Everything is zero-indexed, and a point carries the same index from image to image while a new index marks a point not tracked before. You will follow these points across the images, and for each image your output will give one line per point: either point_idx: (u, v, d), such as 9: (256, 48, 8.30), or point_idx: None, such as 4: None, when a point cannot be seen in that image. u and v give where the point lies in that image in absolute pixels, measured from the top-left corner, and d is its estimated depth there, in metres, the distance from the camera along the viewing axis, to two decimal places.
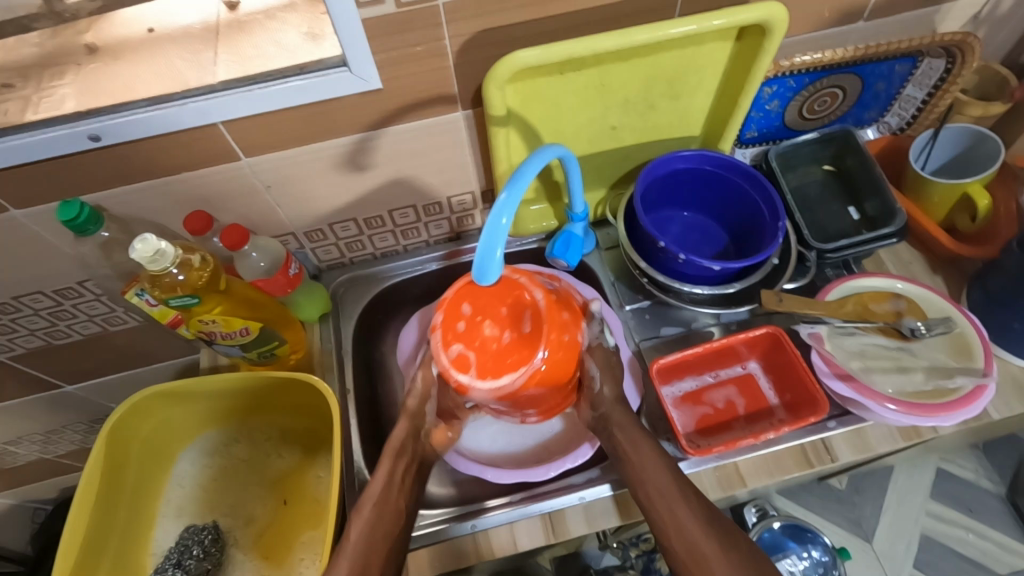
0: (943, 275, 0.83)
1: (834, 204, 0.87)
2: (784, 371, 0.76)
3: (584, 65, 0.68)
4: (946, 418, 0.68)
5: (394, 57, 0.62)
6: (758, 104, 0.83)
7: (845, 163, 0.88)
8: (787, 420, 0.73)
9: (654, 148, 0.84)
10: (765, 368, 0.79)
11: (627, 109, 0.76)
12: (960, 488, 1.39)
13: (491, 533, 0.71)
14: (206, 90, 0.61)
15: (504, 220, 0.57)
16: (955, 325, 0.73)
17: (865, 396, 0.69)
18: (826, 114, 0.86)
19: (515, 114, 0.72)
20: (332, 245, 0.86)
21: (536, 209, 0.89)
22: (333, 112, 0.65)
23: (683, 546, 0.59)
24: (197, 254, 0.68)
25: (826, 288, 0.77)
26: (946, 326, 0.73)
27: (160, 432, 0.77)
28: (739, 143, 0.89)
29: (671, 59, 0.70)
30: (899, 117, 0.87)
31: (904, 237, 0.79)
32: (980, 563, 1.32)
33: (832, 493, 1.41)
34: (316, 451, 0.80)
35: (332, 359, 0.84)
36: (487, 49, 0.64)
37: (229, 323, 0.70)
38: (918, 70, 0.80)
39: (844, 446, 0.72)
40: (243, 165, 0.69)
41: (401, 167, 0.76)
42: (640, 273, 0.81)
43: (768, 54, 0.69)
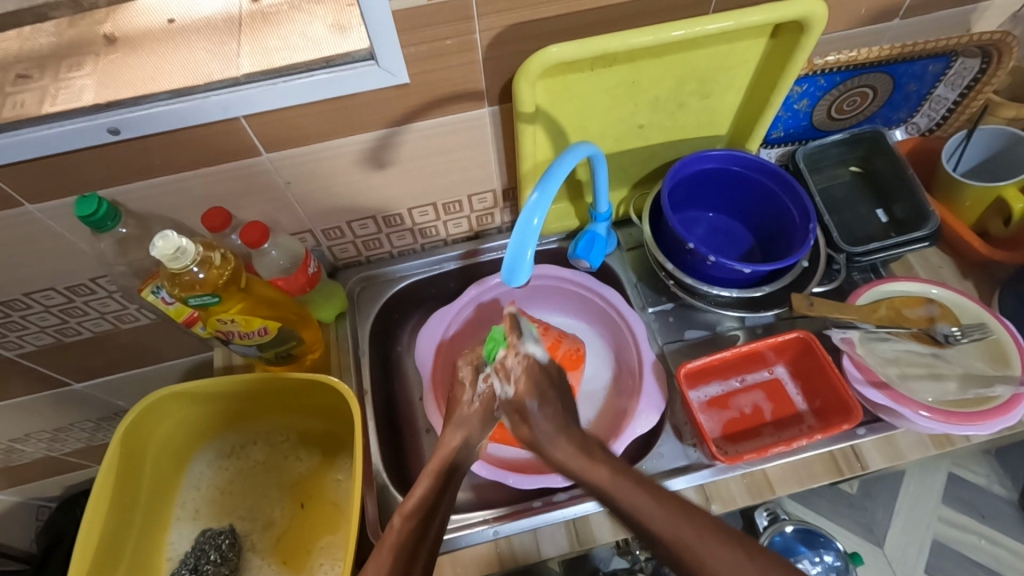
0: (972, 279, 0.82)
1: (862, 206, 0.85)
2: (814, 378, 0.74)
3: (615, 61, 0.66)
4: (983, 427, 0.66)
5: (423, 51, 0.60)
6: (786, 103, 0.81)
7: (874, 165, 0.86)
8: (817, 427, 0.72)
9: (679, 148, 0.83)
10: (792, 373, 0.77)
11: (656, 107, 0.74)
12: (973, 494, 1.37)
13: (513, 540, 0.70)
14: (228, 83, 0.59)
15: (536, 220, 0.56)
16: (990, 331, 0.72)
17: (901, 403, 0.68)
18: (855, 114, 0.85)
19: (543, 111, 0.70)
20: (350, 243, 0.85)
21: (556, 209, 0.88)
22: (358, 107, 0.64)
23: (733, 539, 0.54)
24: (218, 252, 0.66)
25: (855, 293, 0.75)
26: (981, 332, 0.72)
27: (175, 433, 0.75)
28: (764, 143, 0.88)
29: (704, 57, 0.69)
30: (928, 117, 0.86)
31: (936, 241, 0.78)
32: (992, 570, 1.30)
33: (843, 497, 1.40)
34: (335, 453, 0.79)
35: (350, 360, 0.83)
36: (518, 44, 0.62)
37: (248, 322, 0.69)
38: (951, 70, 0.79)
39: (875, 454, 0.70)
40: (264, 160, 0.67)
41: (423, 164, 0.74)
42: (666, 275, 0.79)
43: (803, 51, 0.67)
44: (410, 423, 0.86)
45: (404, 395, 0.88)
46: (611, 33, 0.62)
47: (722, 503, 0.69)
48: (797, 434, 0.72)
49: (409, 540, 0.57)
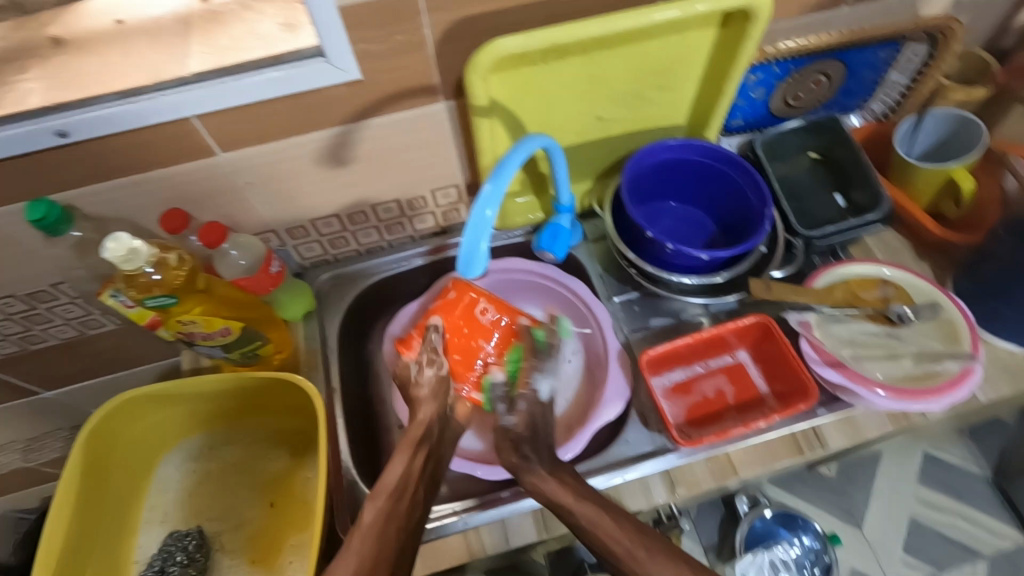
0: (929, 261, 0.83)
1: (822, 193, 0.86)
2: (775, 362, 0.76)
3: (568, 53, 0.67)
4: (936, 402, 0.68)
5: (375, 47, 0.60)
6: (743, 92, 0.82)
7: (833, 154, 0.87)
8: (777, 409, 0.73)
9: (640, 139, 0.83)
10: (755, 358, 0.79)
11: (614, 99, 0.75)
12: (948, 473, 1.41)
13: (483, 530, 0.71)
14: (177, 82, 0.59)
15: (489, 212, 0.57)
16: (943, 310, 0.74)
17: (855, 382, 0.69)
18: (811, 101, 0.86)
19: (499, 104, 0.71)
20: (316, 242, 0.85)
21: (522, 202, 0.88)
22: (314, 104, 0.64)
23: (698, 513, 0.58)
24: (174, 253, 0.66)
25: (812, 276, 0.77)
26: (932, 312, 0.74)
27: (142, 436, 0.75)
28: (724, 131, 0.89)
29: (656, 47, 0.69)
30: (883, 103, 0.87)
31: (891, 223, 0.80)
32: (967, 547, 1.33)
33: (823, 481, 1.42)
34: (305, 451, 0.78)
35: (319, 358, 0.83)
36: (469, 38, 0.63)
37: (210, 323, 0.69)
38: (902, 55, 0.81)
39: (834, 433, 0.72)
40: (220, 160, 0.67)
41: (384, 160, 0.75)
42: (628, 263, 0.80)
43: (751, 40, 0.68)
44: (382, 421, 0.86)
45: (377, 392, 0.88)
46: (560, 25, 0.63)
47: (687, 488, 0.70)
48: (757, 416, 0.73)
49: (383, 521, 0.58)
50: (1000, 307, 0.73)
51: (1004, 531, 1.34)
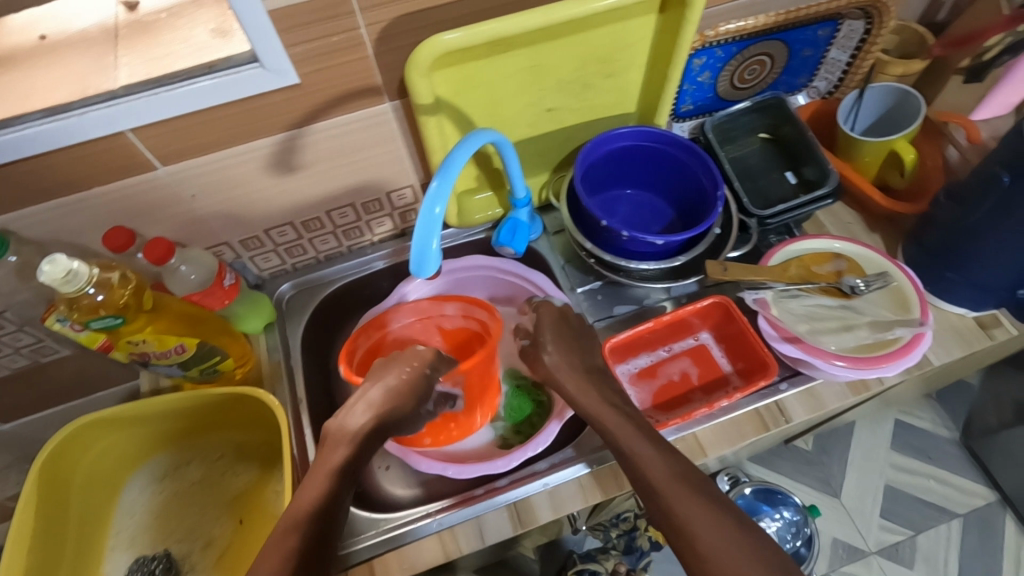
0: (881, 232, 0.85)
1: (773, 171, 0.88)
2: (736, 340, 0.77)
3: (510, 46, 0.67)
4: (889, 368, 0.71)
5: (311, 49, 0.59)
6: (689, 77, 0.83)
7: (781, 131, 0.88)
8: (741, 387, 0.74)
9: (592, 128, 0.84)
10: (717, 338, 0.80)
11: (561, 90, 0.75)
12: (919, 438, 1.45)
13: (457, 530, 0.70)
14: (106, 96, 0.57)
15: (437, 209, 0.57)
16: (892, 279, 0.76)
17: (813, 355, 0.71)
18: (757, 82, 0.87)
19: (446, 102, 0.70)
20: (271, 252, 0.83)
21: (481, 198, 0.87)
22: (254, 111, 0.63)
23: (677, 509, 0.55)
24: (116, 272, 0.65)
25: (769, 253, 0.78)
26: (883, 281, 0.75)
27: (101, 462, 0.73)
28: (675, 117, 0.90)
29: (598, 36, 0.70)
30: (827, 81, 0.89)
31: (840, 197, 0.81)
32: (942, 508, 1.38)
33: (800, 454, 1.45)
34: (273, 464, 0.77)
35: (283, 370, 0.81)
36: (408, 36, 0.62)
37: (162, 341, 0.67)
38: (841, 33, 0.82)
39: (798, 406, 0.73)
40: (161, 174, 0.65)
41: (333, 164, 0.74)
42: (587, 254, 0.80)
43: (690, 24, 0.69)
44: None
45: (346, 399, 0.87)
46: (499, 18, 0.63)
47: None
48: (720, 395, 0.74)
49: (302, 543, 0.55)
50: (948, 273, 0.74)
51: (975, 490, 1.39)
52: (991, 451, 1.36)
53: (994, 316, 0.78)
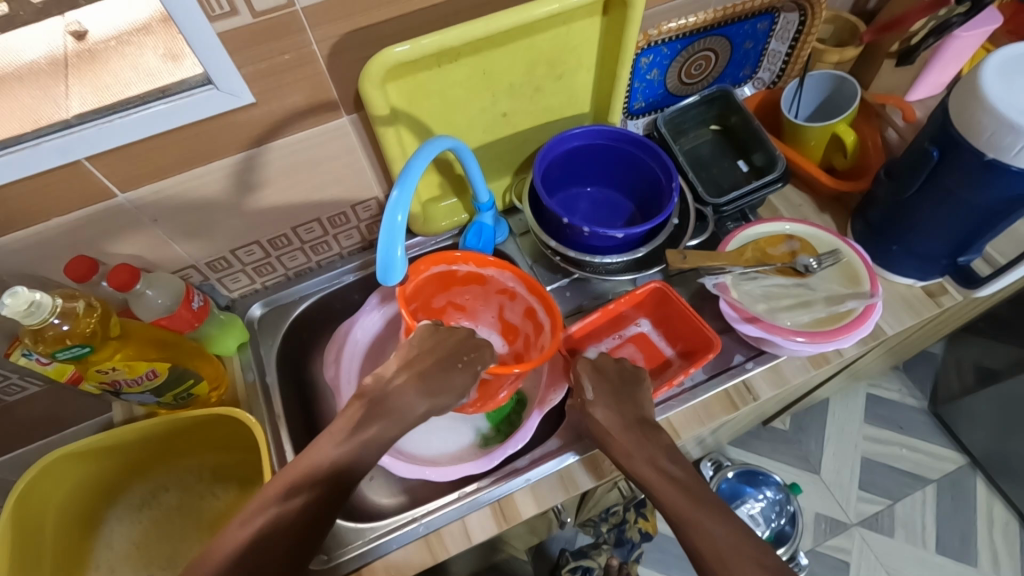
0: (830, 212, 0.89)
1: (725, 160, 0.91)
2: (673, 322, 0.80)
3: (460, 55, 0.69)
4: (843, 339, 0.74)
5: (263, 69, 0.60)
6: (638, 75, 0.86)
7: (730, 122, 0.92)
8: (687, 365, 0.77)
9: (549, 130, 0.86)
10: (655, 324, 0.83)
11: (515, 95, 0.77)
12: (890, 410, 1.50)
13: (443, 532, 0.71)
14: (59, 126, 0.57)
15: (400, 217, 0.58)
16: (842, 256, 0.80)
17: (774, 333, 0.74)
18: (703, 76, 0.91)
19: (402, 113, 0.72)
20: (240, 272, 0.84)
21: (445, 205, 0.89)
22: (210, 132, 0.63)
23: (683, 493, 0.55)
24: (80, 301, 0.64)
25: (725, 241, 0.81)
26: (833, 259, 0.79)
27: (77, 497, 0.72)
28: (629, 115, 0.93)
29: (545, 41, 0.72)
30: (769, 71, 0.93)
31: (788, 180, 0.85)
32: (915, 475, 1.43)
33: (779, 435, 1.49)
34: (254, 483, 0.78)
35: (259, 388, 0.81)
36: (358, 50, 0.64)
37: (133, 367, 0.67)
38: (778, 26, 0.86)
39: (763, 383, 0.76)
40: (121, 201, 0.65)
41: (295, 181, 0.74)
42: (552, 252, 0.82)
43: (632, 24, 0.72)
44: None
45: (326, 413, 0.88)
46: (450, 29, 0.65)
47: None
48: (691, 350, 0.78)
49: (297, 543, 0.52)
50: (893, 247, 0.79)
51: (945, 455, 1.45)
52: (956, 416, 1.42)
53: (939, 284, 0.82)
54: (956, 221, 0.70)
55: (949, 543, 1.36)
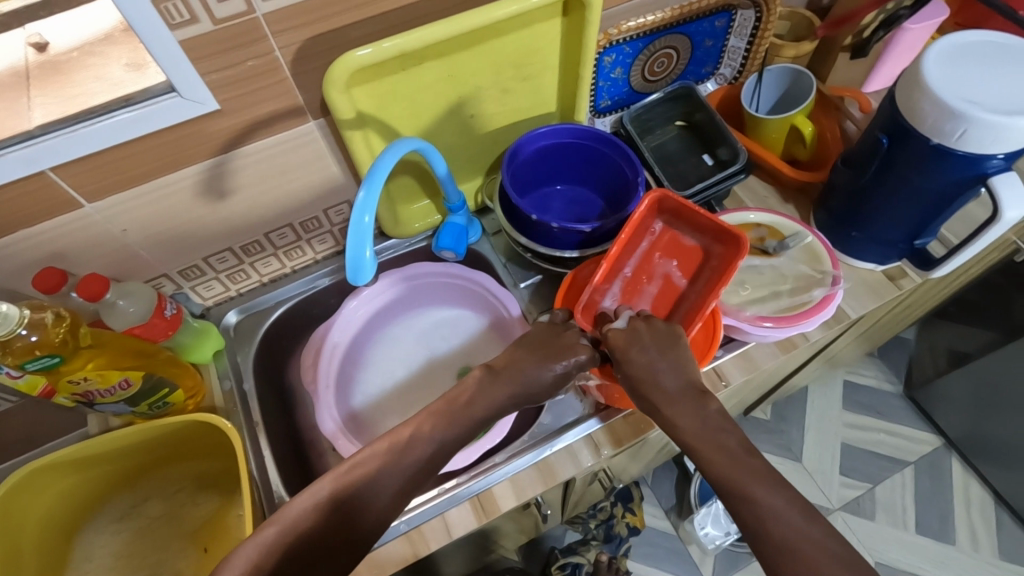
0: (794, 202, 0.92)
1: (691, 155, 0.93)
2: (689, 214, 0.73)
3: (424, 58, 0.70)
4: (810, 323, 0.77)
5: (227, 76, 0.61)
6: (603, 74, 0.88)
7: (694, 118, 0.94)
8: (725, 253, 0.72)
9: (518, 130, 0.87)
10: (670, 219, 0.75)
11: (481, 96, 0.79)
12: (867, 395, 1.54)
13: (425, 529, 0.72)
14: (23, 138, 0.58)
15: (367, 218, 0.59)
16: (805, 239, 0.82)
17: (743, 320, 0.75)
18: (667, 74, 0.93)
19: (370, 116, 0.73)
20: (214, 280, 0.84)
21: (418, 207, 0.90)
22: (176, 141, 0.64)
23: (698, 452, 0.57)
24: (49, 311, 0.64)
25: None
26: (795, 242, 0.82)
27: (55, 510, 0.72)
28: (596, 113, 0.95)
29: (508, 43, 0.74)
30: (730, 67, 0.96)
31: (751, 172, 0.87)
32: (893, 458, 1.46)
33: (760, 425, 1.52)
34: (234, 490, 0.77)
35: (237, 395, 0.82)
36: (323, 55, 0.65)
37: (105, 377, 0.67)
38: (735, 22, 0.89)
39: (733, 370, 0.78)
40: (89, 212, 0.66)
41: (265, 187, 0.75)
42: (524, 249, 0.83)
43: (591, 25, 0.73)
44: (314, 443, 0.86)
45: (307, 418, 0.88)
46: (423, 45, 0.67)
47: (610, 446, 0.75)
48: (704, 293, 0.71)
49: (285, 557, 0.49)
50: (853, 233, 0.81)
51: (922, 437, 1.48)
52: (930, 399, 1.46)
53: (900, 268, 0.85)
54: (910, 206, 0.73)
55: (928, 523, 1.39)
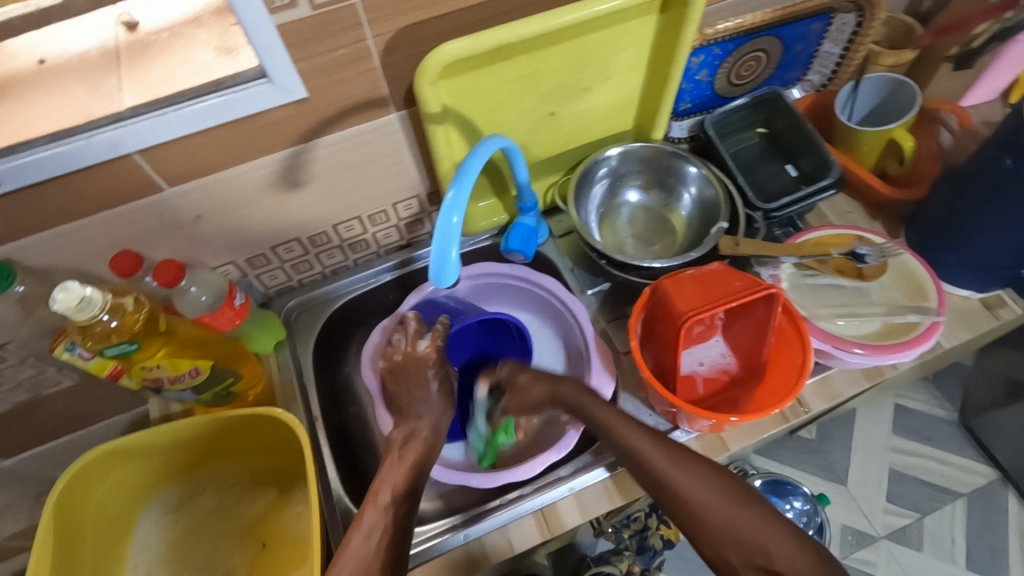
0: (880, 220, 0.87)
1: (772, 165, 0.89)
2: (716, 287, 0.69)
3: (514, 52, 0.67)
4: (907, 354, 0.71)
5: (317, 64, 0.59)
6: (687, 75, 0.84)
7: (777, 125, 0.89)
8: (711, 287, 0.69)
9: (594, 132, 0.84)
10: (718, 299, 0.68)
11: (562, 95, 0.75)
12: (918, 420, 1.46)
13: (486, 541, 0.70)
14: (113, 119, 0.56)
15: (455, 219, 0.56)
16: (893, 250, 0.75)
17: (835, 345, 0.71)
18: (753, 78, 0.88)
19: (451, 110, 0.70)
20: (278, 269, 0.82)
21: (484, 206, 0.87)
22: (259, 129, 0.62)
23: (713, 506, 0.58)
24: (129, 297, 0.64)
25: (796, 236, 0.79)
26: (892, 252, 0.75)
27: (114, 497, 0.72)
28: (674, 116, 0.90)
29: (599, 40, 0.70)
30: (819, 74, 0.91)
31: (842, 187, 0.81)
32: (944, 488, 1.38)
33: (803, 444, 1.46)
34: (291, 487, 0.76)
35: (295, 388, 0.80)
36: (412, 47, 0.62)
37: (177, 365, 0.67)
38: (833, 26, 0.83)
39: (814, 396, 0.74)
40: (168, 196, 0.64)
41: (338, 179, 0.73)
42: (598, 255, 0.79)
43: (690, 24, 0.69)
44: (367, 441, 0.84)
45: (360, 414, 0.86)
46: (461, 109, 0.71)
47: None
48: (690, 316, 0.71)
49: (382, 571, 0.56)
50: (950, 257, 0.76)
51: (974, 468, 1.40)
52: (988, 429, 1.37)
53: (998, 297, 0.78)
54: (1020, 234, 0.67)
55: (979, 557, 1.32)
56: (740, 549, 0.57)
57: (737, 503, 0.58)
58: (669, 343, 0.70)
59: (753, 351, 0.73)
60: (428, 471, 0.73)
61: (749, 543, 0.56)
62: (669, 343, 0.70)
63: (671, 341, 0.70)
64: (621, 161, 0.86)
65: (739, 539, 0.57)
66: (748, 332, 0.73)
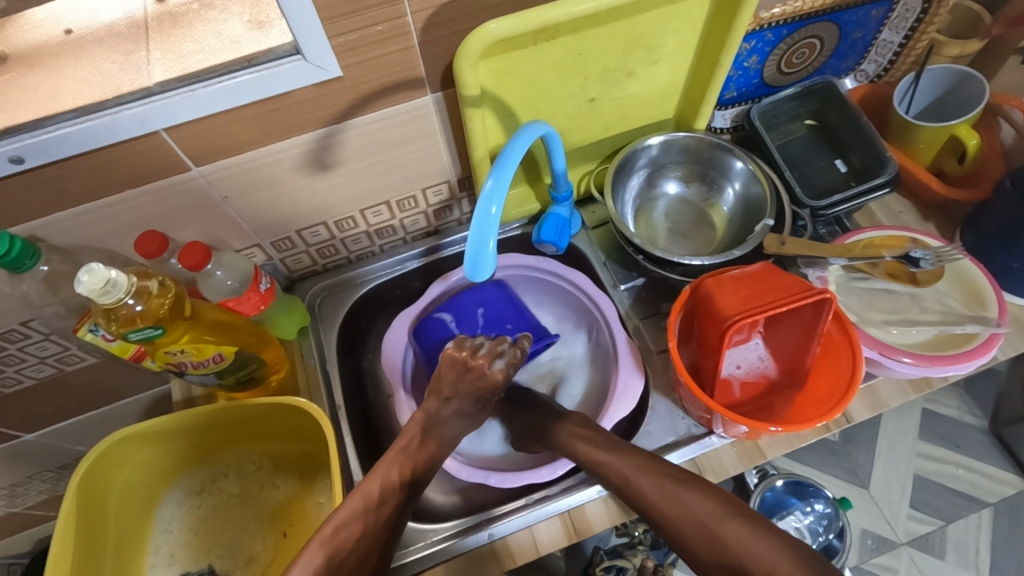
0: (933, 221, 0.82)
1: (820, 159, 0.84)
2: (762, 291, 0.65)
3: (559, 33, 0.63)
4: (961, 366, 0.67)
5: (354, 40, 0.56)
6: (736, 62, 0.79)
7: (827, 117, 0.85)
8: (757, 289, 0.65)
9: (634, 120, 0.81)
10: (764, 303, 0.64)
11: (606, 79, 0.71)
12: (947, 427, 1.41)
13: (510, 540, 0.68)
14: (140, 94, 0.54)
15: (494, 209, 0.53)
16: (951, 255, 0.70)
17: (883, 352, 0.68)
18: (804, 66, 0.83)
19: (489, 93, 0.67)
20: (303, 253, 0.80)
21: (515, 193, 0.84)
22: (290, 108, 0.59)
23: (681, 506, 0.57)
24: (154, 279, 0.62)
25: (844, 235, 0.75)
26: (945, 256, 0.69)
27: (138, 478, 0.71)
28: (718, 104, 0.86)
29: (649, 22, 0.66)
30: (876, 64, 0.85)
31: (897, 185, 0.77)
32: (971, 497, 1.34)
33: (826, 445, 1.42)
34: (314, 475, 0.75)
35: (318, 375, 0.78)
36: (453, 24, 0.59)
37: (200, 350, 0.65)
38: (895, 13, 0.78)
39: (858, 405, 0.70)
40: (195, 175, 0.62)
41: (369, 163, 0.70)
42: (635, 250, 0.76)
43: (748, 6, 0.65)
44: (387, 431, 0.83)
45: (381, 403, 0.84)
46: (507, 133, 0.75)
47: (716, 474, 0.69)
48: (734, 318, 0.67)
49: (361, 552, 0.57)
50: (1013, 263, 0.71)
51: (1006, 478, 1.35)
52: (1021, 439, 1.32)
53: None
54: None
55: (1004, 568, 1.28)
56: (707, 545, 0.55)
57: (700, 493, 0.57)
58: (710, 347, 0.67)
59: (795, 357, 0.69)
60: (450, 471, 0.71)
61: (716, 538, 0.55)
62: (709, 345, 0.67)
63: (711, 343, 0.67)
64: (661, 151, 0.82)
65: (704, 534, 0.56)
66: (790, 340, 0.69)
